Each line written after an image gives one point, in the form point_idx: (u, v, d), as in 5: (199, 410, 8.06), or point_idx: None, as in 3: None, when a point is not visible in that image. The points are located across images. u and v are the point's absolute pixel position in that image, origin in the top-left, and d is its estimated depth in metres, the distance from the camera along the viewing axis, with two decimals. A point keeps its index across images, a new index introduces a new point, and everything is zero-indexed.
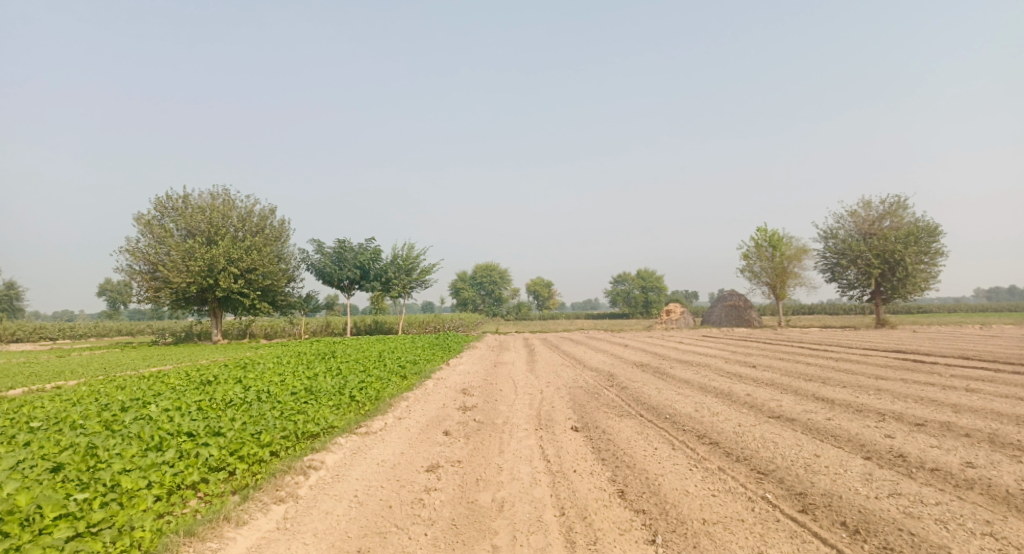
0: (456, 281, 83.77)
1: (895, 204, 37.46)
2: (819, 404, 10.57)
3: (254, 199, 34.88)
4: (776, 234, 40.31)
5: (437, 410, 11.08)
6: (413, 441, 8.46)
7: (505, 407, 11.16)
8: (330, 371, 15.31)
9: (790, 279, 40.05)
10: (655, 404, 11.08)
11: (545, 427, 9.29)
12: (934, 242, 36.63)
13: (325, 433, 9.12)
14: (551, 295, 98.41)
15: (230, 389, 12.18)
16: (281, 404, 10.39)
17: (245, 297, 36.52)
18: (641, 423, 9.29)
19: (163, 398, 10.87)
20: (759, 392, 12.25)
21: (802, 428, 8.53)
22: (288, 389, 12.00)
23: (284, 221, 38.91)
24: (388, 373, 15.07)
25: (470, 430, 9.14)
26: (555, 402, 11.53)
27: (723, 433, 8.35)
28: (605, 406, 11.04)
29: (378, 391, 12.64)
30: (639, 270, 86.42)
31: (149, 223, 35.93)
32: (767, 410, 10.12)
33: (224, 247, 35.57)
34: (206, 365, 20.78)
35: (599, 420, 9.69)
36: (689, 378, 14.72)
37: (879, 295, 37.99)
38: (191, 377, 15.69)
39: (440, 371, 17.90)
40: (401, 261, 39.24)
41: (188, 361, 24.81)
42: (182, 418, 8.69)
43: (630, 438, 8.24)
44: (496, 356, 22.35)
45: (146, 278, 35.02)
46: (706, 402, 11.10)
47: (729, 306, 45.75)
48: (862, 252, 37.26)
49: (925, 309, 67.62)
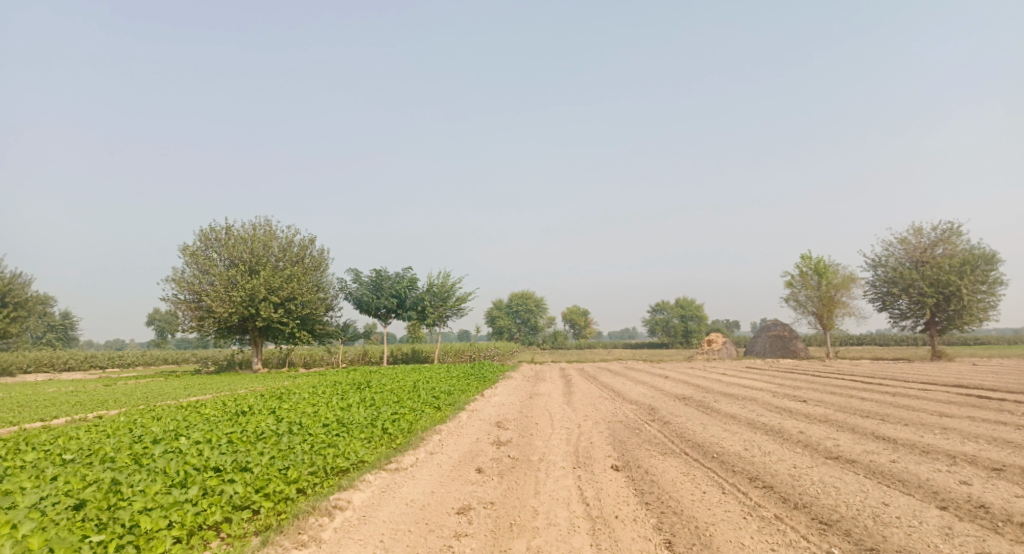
0: (491, 310, 83.61)
1: (948, 230, 35.86)
2: (881, 444, 9.80)
3: (294, 229, 35.49)
4: (821, 261, 38.97)
5: (471, 445, 10.68)
6: (445, 479, 8.09)
7: (541, 442, 10.69)
8: (363, 402, 15.08)
9: (837, 308, 38.55)
10: (700, 441, 10.46)
11: (583, 465, 8.80)
12: (992, 271, 34.83)
13: (355, 468, 8.84)
14: (587, 324, 97.30)
15: (263, 420, 12.04)
16: (312, 437, 10.17)
17: (285, 326, 36.97)
18: (686, 462, 8.72)
19: (196, 429, 10.78)
20: (813, 429, 11.49)
21: (865, 470, 7.86)
22: (320, 421, 11.80)
23: (323, 251, 39.49)
24: (421, 405, 14.76)
25: (504, 468, 8.72)
26: (594, 438, 11.00)
27: (777, 476, 7.74)
28: (646, 443, 10.48)
29: (410, 424, 12.32)
30: (677, 299, 84.77)
31: (194, 254, 36.88)
32: (823, 449, 9.41)
33: (265, 277, 36.19)
34: (242, 395, 20.85)
35: (641, 458, 9.15)
36: (735, 413, 13.97)
37: (933, 326, 36.19)
38: (227, 407, 15.66)
39: (475, 402, 17.51)
40: (436, 290, 39.26)
41: (227, 390, 25.06)
42: (211, 451, 8.53)
43: (675, 479, 7.70)
44: (533, 388, 21.82)
45: (190, 307, 35.85)
46: (755, 440, 10.43)
47: (773, 336, 44.23)
48: (914, 281, 35.67)
49: (983, 340, 64.27)
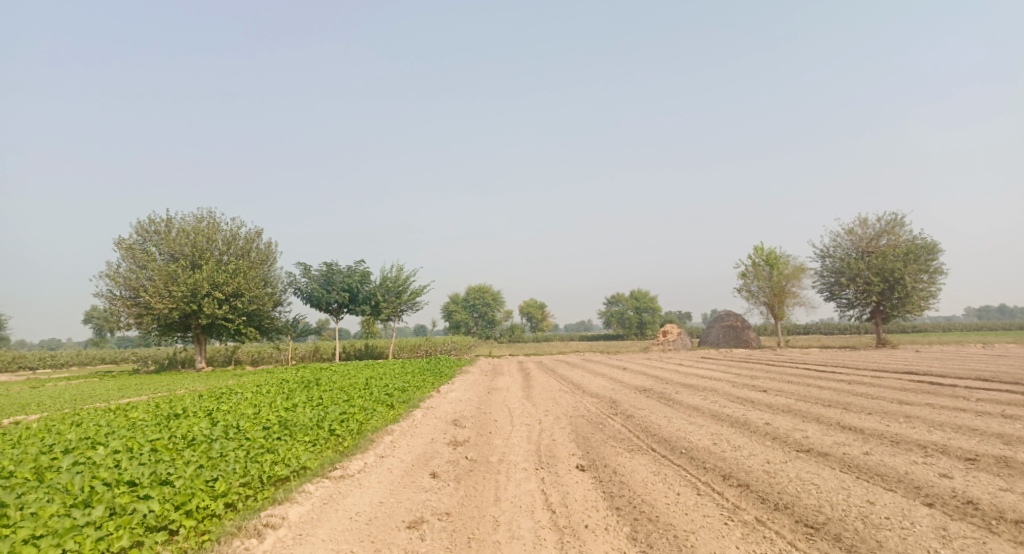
0: (448, 303, 82.57)
1: (892, 222, 36.85)
2: (849, 434, 9.54)
3: (239, 221, 33.77)
4: (773, 252, 39.60)
5: (425, 446, 9.93)
6: (396, 486, 7.36)
7: (500, 442, 10.02)
8: (310, 402, 14.07)
9: (788, 298, 39.23)
10: (666, 436, 9.99)
11: (547, 465, 8.18)
12: (933, 260, 35.93)
13: (295, 476, 8.02)
14: (543, 317, 97.28)
15: (195, 425, 10.96)
16: (248, 443, 9.24)
17: (230, 323, 35.26)
18: (655, 460, 8.20)
19: (116, 436, 9.66)
20: (779, 421, 11.18)
21: (840, 464, 7.50)
22: (260, 423, 10.84)
23: (270, 244, 37.83)
24: (373, 403, 13.89)
25: (461, 472, 8.01)
26: (556, 435, 10.40)
27: (752, 472, 7.28)
28: (611, 438, 9.94)
29: (360, 424, 11.50)
30: (632, 291, 85.41)
31: (130, 248, 34.75)
32: (793, 442, 9.07)
33: (208, 271, 34.39)
34: (179, 396, 19.46)
35: (608, 456, 8.58)
36: (698, 405, 13.63)
37: (878, 314, 37.18)
38: (159, 410, 14.43)
39: (430, 399, 16.71)
40: (390, 283, 38.13)
41: (165, 391, 23.60)
42: (128, 462, 7.56)
43: (646, 478, 7.16)
44: (490, 382, 21.10)
45: (127, 303, 33.78)
46: (723, 433, 10.02)
47: (726, 326, 44.79)
48: (860, 271, 36.54)
49: (920, 328, 66.95)
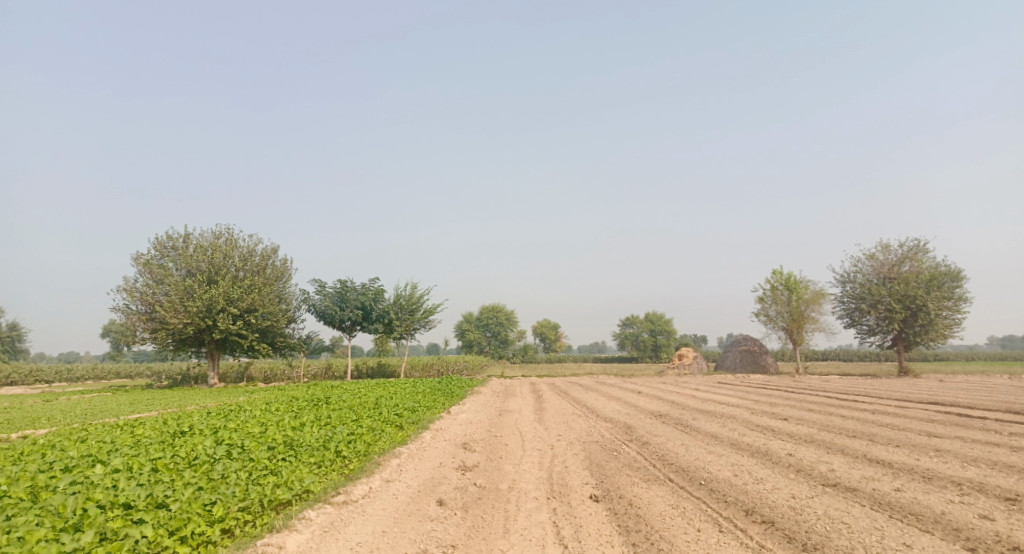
0: (461, 322, 82.26)
1: (915, 247, 36.13)
2: (878, 468, 9.08)
3: (256, 237, 33.91)
4: (791, 276, 38.98)
5: (433, 470, 9.61)
6: (401, 514, 7.06)
7: (511, 468, 9.67)
8: (318, 421, 13.80)
9: (807, 323, 38.48)
10: (684, 466, 9.57)
11: (559, 495, 7.83)
12: (957, 287, 35.07)
13: (298, 499, 7.76)
14: (557, 338, 96.64)
15: (200, 444, 10.72)
16: (252, 463, 9.00)
17: (244, 339, 35.26)
18: (672, 492, 7.82)
19: (118, 454, 9.44)
20: (802, 451, 10.70)
21: (870, 501, 7.08)
22: (265, 443, 10.60)
23: (286, 260, 37.94)
24: (382, 424, 13.60)
25: (469, 499, 7.68)
26: (569, 462, 10.03)
27: (777, 508, 6.88)
28: (627, 467, 9.54)
29: (367, 446, 11.21)
30: (647, 313, 84.63)
31: (148, 263, 35.00)
32: (818, 475, 8.64)
33: (224, 286, 34.51)
34: (189, 412, 19.31)
35: (623, 486, 8.20)
36: (716, 433, 13.17)
37: (900, 341, 36.29)
38: (167, 427, 14.25)
39: (440, 420, 16.38)
40: (403, 302, 37.99)
41: (176, 406, 23.54)
42: (127, 482, 7.34)
43: (664, 512, 6.79)
44: (502, 404, 20.72)
45: (143, 318, 33.93)
46: (744, 463, 9.59)
47: (743, 351, 44.00)
48: (882, 296, 35.77)
49: (943, 356, 65.31)
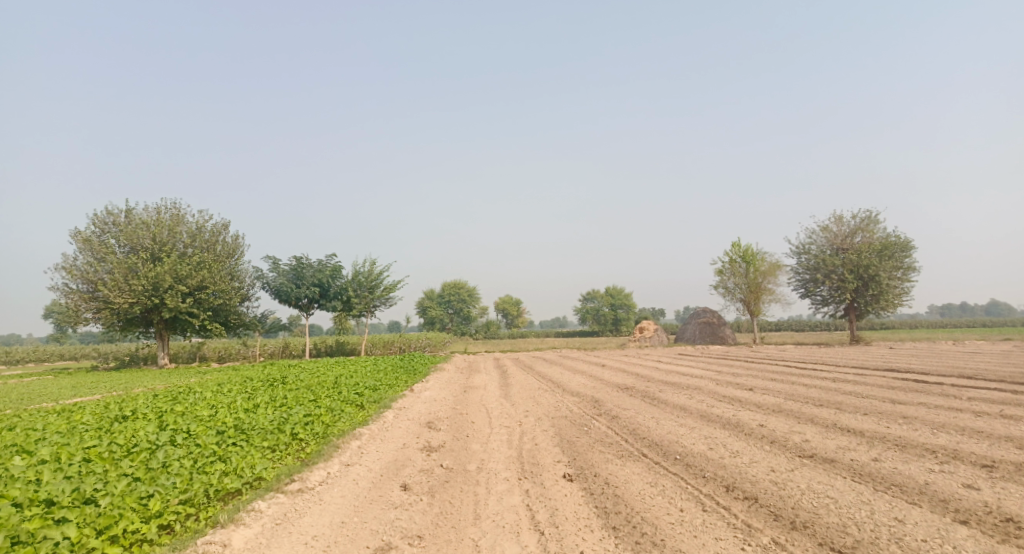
0: (423, 299, 81.26)
1: (867, 219, 36.93)
2: (852, 438, 8.95)
3: (205, 212, 32.30)
4: (749, 249, 39.49)
5: (395, 452, 9.05)
6: (362, 502, 6.52)
7: (478, 447, 9.20)
8: (273, 402, 13.03)
9: (764, 294, 39.11)
10: (658, 440, 9.27)
11: (531, 475, 7.39)
12: (907, 257, 36.04)
13: (248, 488, 7.15)
14: (519, 313, 96.69)
15: (140, 430, 9.88)
16: (198, 450, 8.31)
17: (195, 318, 33.80)
18: (649, 468, 7.49)
19: (46, 443, 8.58)
20: (773, 422, 10.56)
21: (850, 473, 6.90)
22: (213, 428, 9.85)
23: (237, 236, 36.39)
24: (341, 403, 12.95)
25: (436, 483, 7.18)
26: (539, 439, 9.62)
27: (759, 483, 6.61)
28: (599, 443, 9.18)
29: (325, 428, 10.59)
30: (607, 287, 85.15)
31: (87, 239, 33.02)
32: (794, 446, 8.44)
33: (171, 264, 32.83)
34: (134, 396, 18.23)
35: (597, 464, 7.82)
36: (685, 405, 12.97)
37: (852, 311, 37.23)
38: (108, 412, 13.30)
39: (402, 398, 15.82)
40: (362, 278, 37.02)
41: (121, 389, 22.34)
42: (50, 474, 6.57)
43: (643, 491, 6.45)
44: (466, 380, 20.26)
45: (85, 297, 32.12)
46: (717, 436, 9.35)
47: (702, 323, 44.55)
48: (835, 267, 36.54)
49: (890, 325, 67.72)
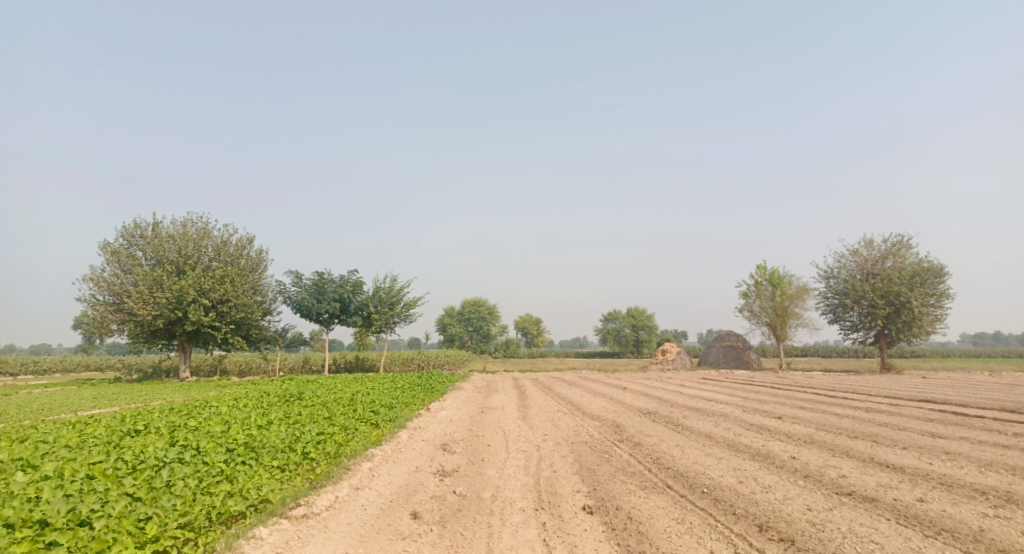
0: (443, 316, 81.14)
1: (898, 244, 35.93)
2: (892, 474, 8.40)
3: (230, 227, 32.58)
4: (776, 271, 38.67)
5: (407, 476, 8.71)
6: (369, 530, 6.19)
7: (494, 472, 8.83)
8: (286, 419, 12.78)
9: (791, 319, 38.17)
10: (683, 470, 8.79)
11: (548, 506, 6.99)
12: (940, 283, 34.90)
13: (253, 512, 6.87)
14: (539, 332, 96.06)
15: (149, 445, 9.68)
16: (205, 468, 8.06)
17: (217, 331, 33.98)
18: (675, 502, 7.03)
19: (53, 457, 8.39)
20: (806, 454, 9.99)
21: (894, 515, 6.39)
22: (223, 445, 9.59)
23: (261, 250, 36.65)
24: (355, 422, 12.66)
25: (448, 512, 6.82)
26: (557, 466, 9.21)
27: (795, 523, 6.13)
28: (620, 472, 8.73)
29: (337, 448, 10.30)
30: (629, 308, 84.16)
31: (115, 251, 33.50)
32: (830, 482, 7.92)
33: (195, 277, 33.11)
34: (151, 408, 18.17)
35: (619, 495, 7.39)
36: (711, 432, 12.44)
37: (883, 338, 36.09)
38: (122, 424, 13.17)
39: (418, 418, 15.48)
40: (383, 295, 36.97)
41: (141, 401, 22.39)
42: (50, 491, 6.36)
43: (669, 528, 6.02)
44: (484, 400, 19.88)
45: (111, 308, 32.51)
46: (746, 468, 8.83)
47: (726, 346, 43.58)
48: (865, 292, 35.53)
49: (921, 353, 65.69)
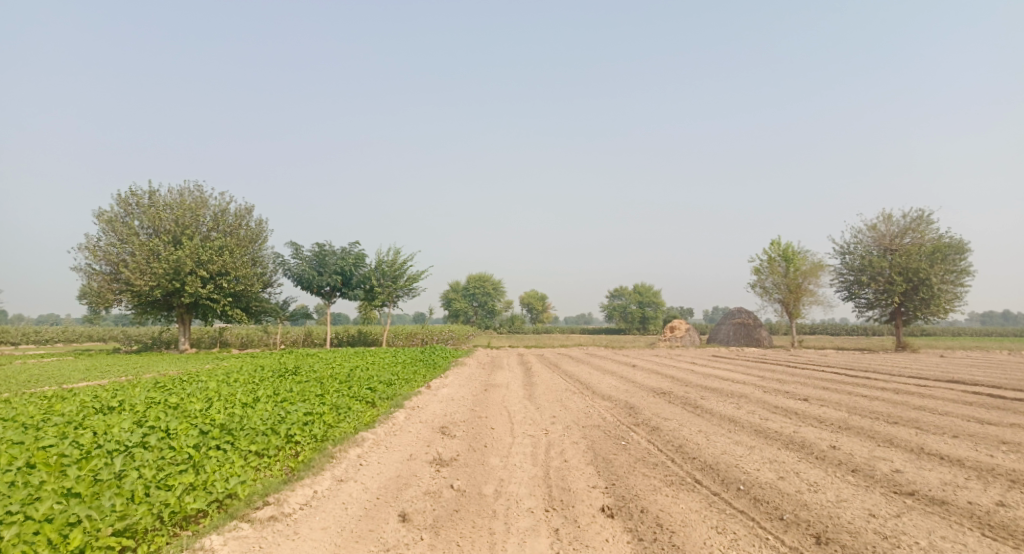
0: (447, 291, 80.19)
1: (918, 219, 34.50)
2: (953, 469, 7.34)
3: (228, 196, 31.32)
4: (790, 247, 37.38)
5: (400, 465, 7.70)
6: (348, 538, 5.23)
7: (497, 462, 7.79)
8: (274, 397, 11.78)
9: (804, 296, 36.94)
10: (712, 462, 7.72)
11: (562, 507, 5.96)
12: (962, 260, 33.53)
13: (215, 510, 5.89)
14: (544, 308, 95.18)
15: (114, 426, 8.67)
16: (170, 454, 7.06)
17: (216, 303, 33.07)
18: (710, 504, 5.99)
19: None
20: (848, 444, 8.89)
21: (977, 524, 5.32)
22: (195, 427, 8.55)
23: (260, 220, 35.56)
24: (348, 400, 11.65)
25: (444, 512, 5.83)
26: (569, 455, 8.19)
27: (861, 535, 5.10)
28: (641, 463, 7.68)
29: (325, 431, 9.27)
30: (635, 285, 82.87)
31: (111, 220, 32.43)
32: (885, 478, 6.87)
33: (192, 248, 32.03)
34: (138, 382, 17.23)
35: (643, 493, 6.36)
36: (734, 416, 11.38)
37: (898, 316, 34.89)
38: (97, 400, 12.17)
39: (417, 396, 14.46)
40: (386, 267, 35.89)
41: (133, 374, 21.60)
42: None
43: (708, 541, 5.05)
44: (488, 377, 18.91)
45: (107, 279, 31.61)
46: (784, 460, 7.76)
47: (737, 324, 42.38)
48: (883, 269, 34.23)
49: (933, 332, 64.26)
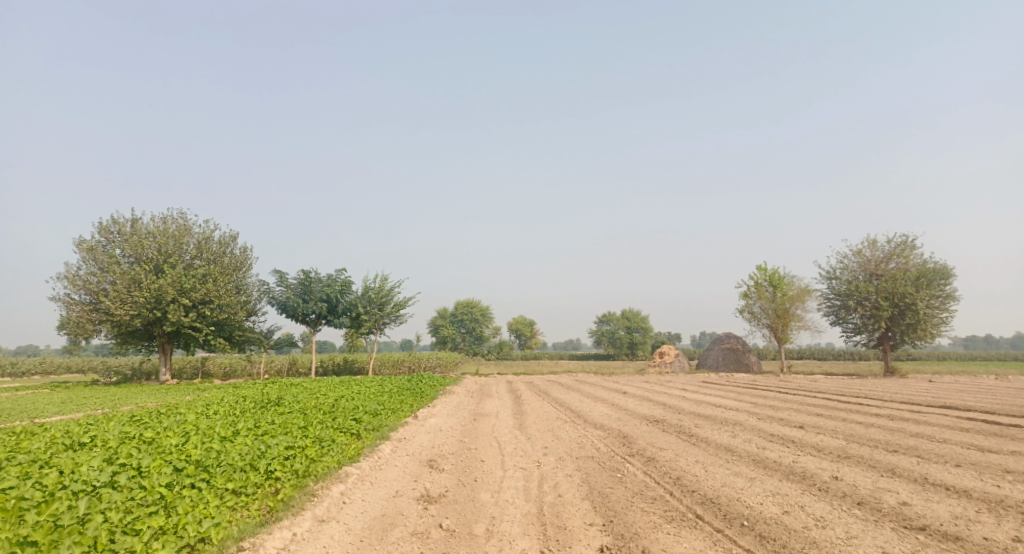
0: (435, 317, 79.53)
1: (902, 244, 34.78)
2: (961, 501, 7.10)
3: (213, 223, 30.88)
4: (777, 272, 37.50)
5: (386, 503, 7.30)
6: None
7: (489, 498, 7.42)
8: (254, 430, 11.30)
9: (792, 321, 36.95)
10: (713, 496, 7.41)
11: (558, 548, 5.61)
12: (946, 285, 33.75)
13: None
14: (533, 334, 94.69)
15: (83, 463, 8.20)
16: (140, 494, 6.62)
17: (198, 332, 32.37)
18: (714, 543, 5.67)
19: None
20: (850, 474, 8.61)
21: None
22: (169, 464, 8.10)
23: (245, 248, 35.10)
24: (332, 432, 11.19)
25: None
26: (563, 489, 7.83)
27: None
28: (639, 498, 7.35)
29: (307, 465, 8.83)
30: (623, 311, 82.76)
31: (92, 248, 31.80)
32: (893, 511, 6.60)
33: (175, 276, 31.43)
34: (112, 415, 16.57)
35: (643, 531, 6.03)
36: (731, 445, 11.06)
37: (886, 340, 34.92)
38: (67, 435, 11.60)
39: (405, 427, 14.00)
40: (372, 295, 35.46)
41: (110, 406, 20.91)
42: None
43: None
44: (477, 406, 18.48)
45: (86, 308, 30.85)
46: (787, 493, 7.46)
47: (726, 349, 42.22)
48: (869, 294, 34.37)
49: (918, 357, 64.56)
